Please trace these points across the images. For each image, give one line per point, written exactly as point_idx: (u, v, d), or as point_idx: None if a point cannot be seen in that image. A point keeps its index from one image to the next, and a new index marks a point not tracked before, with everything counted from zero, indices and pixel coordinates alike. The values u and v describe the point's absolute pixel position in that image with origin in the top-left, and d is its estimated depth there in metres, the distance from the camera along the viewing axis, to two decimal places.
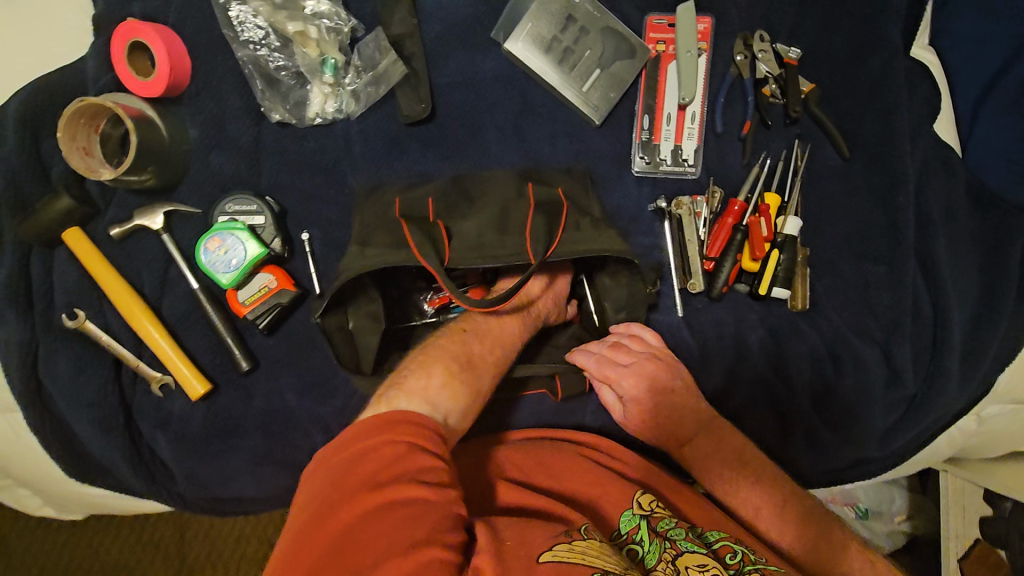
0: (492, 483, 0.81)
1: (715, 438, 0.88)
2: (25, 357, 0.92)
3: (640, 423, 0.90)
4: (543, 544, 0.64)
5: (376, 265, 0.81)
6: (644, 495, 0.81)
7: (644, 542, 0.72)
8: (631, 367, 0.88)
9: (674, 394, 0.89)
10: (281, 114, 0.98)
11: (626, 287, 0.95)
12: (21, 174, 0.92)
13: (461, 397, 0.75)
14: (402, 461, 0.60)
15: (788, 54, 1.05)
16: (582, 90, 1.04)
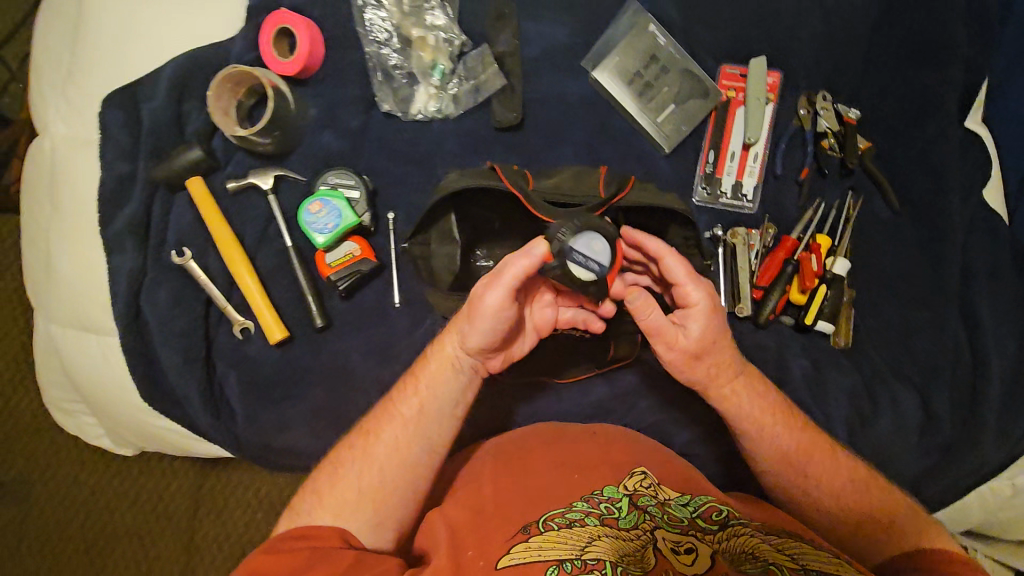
0: (483, 471, 0.94)
1: (745, 369, 0.87)
2: (133, 284, 1.03)
3: (692, 339, 0.82)
4: (503, 549, 0.82)
5: (464, 184, 0.87)
6: (634, 475, 0.90)
7: (623, 515, 0.84)
8: (703, 277, 0.81)
9: (725, 320, 0.85)
10: (390, 105, 1.11)
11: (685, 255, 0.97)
12: (163, 127, 1.07)
13: (325, 494, 0.87)
14: (297, 561, 0.79)
15: (848, 113, 1.15)
16: (656, 120, 1.16)
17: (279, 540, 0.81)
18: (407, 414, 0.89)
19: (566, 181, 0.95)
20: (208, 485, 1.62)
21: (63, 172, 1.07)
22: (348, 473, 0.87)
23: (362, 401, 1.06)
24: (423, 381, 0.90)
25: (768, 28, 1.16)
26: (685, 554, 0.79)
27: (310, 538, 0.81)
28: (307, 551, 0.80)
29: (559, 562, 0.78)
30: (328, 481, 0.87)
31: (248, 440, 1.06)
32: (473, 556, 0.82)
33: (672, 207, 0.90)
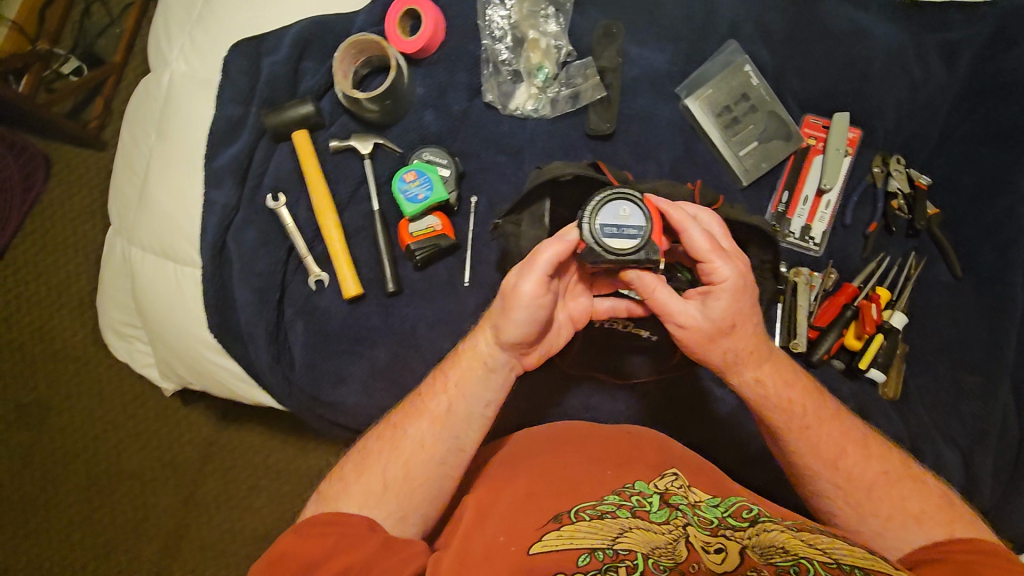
0: (519, 460, 0.94)
1: (771, 354, 0.88)
2: (225, 220, 1.08)
3: (710, 324, 0.84)
4: (535, 536, 0.79)
5: (567, 172, 0.91)
6: (667, 476, 0.88)
7: (654, 510, 0.81)
8: (730, 253, 0.83)
9: (748, 306, 0.85)
10: (492, 97, 1.18)
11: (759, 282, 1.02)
12: (279, 79, 1.12)
13: (365, 478, 0.86)
14: (320, 543, 0.78)
15: (919, 179, 1.20)
16: (738, 154, 1.21)
17: (305, 526, 0.81)
18: (435, 411, 0.88)
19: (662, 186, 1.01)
20: (221, 443, 1.60)
21: (175, 105, 1.12)
22: (376, 462, 0.87)
23: (420, 370, 1.09)
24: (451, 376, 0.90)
25: (858, 85, 1.21)
26: (717, 552, 0.75)
27: (334, 522, 0.81)
28: (328, 534, 0.79)
29: (591, 549, 0.75)
30: (356, 465, 0.88)
31: (301, 388, 1.08)
32: (507, 542, 0.80)
33: (757, 224, 0.94)
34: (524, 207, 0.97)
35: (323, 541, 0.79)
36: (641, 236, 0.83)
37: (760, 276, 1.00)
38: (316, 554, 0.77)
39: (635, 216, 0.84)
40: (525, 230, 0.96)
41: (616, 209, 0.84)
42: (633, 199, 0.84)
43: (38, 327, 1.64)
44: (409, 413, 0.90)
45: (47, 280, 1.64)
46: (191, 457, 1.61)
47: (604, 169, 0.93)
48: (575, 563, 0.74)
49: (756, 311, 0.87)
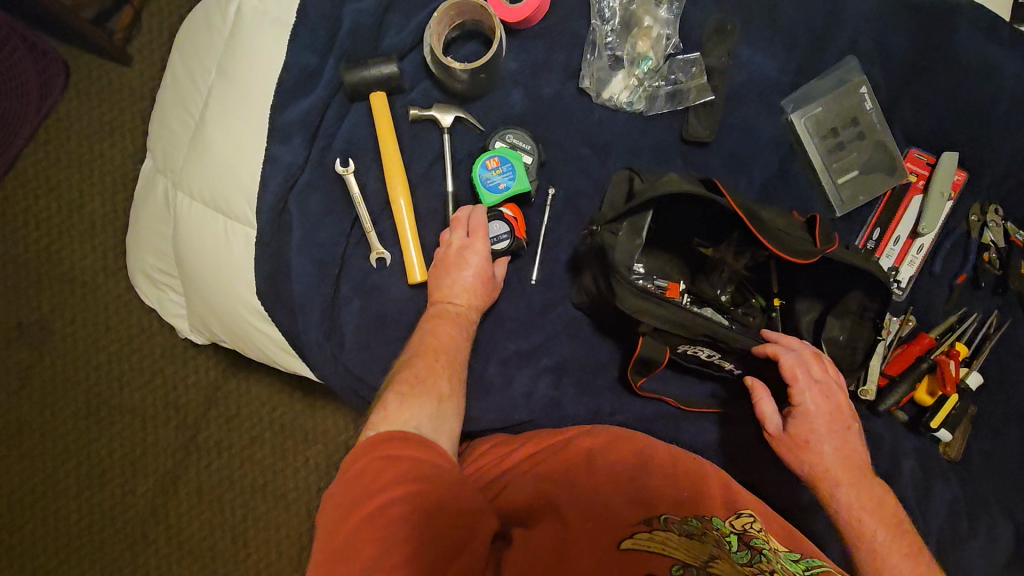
0: (578, 461, 0.82)
1: (863, 479, 0.84)
2: (288, 180, 0.99)
3: (795, 440, 0.86)
4: (626, 531, 0.69)
5: (687, 188, 0.85)
6: (742, 514, 0.77)
7: (734, 547, 0.70)
8: (824, 382, 0.85)
9: (839, 433, 0.85)
10: (588, 82, 1.08)
11: (848, 331, 0.99)
12: (364, 31, 1.01)
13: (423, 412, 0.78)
14: (391, 467, 0.70)
15: (1016, 234, 1.14)
16: (836, 181, 1.13)
17: (374, 442, 0.73)
18: (447, 358, 0.86)
19: (778, 217, 0.98)
20: (227, 389, 1.53)
21: (244, 41, 1.00)
22: (431, 381, 0.82)
23: (472, 367, 1.02)
24: (439, 334, 0.88)
25: (974, 128, 1.14)
26: None
27: (407, 453, 0.72)
28: (401, 454, 0.71)
29: (683, 562, 0.64)
30: (408, 378, 0.82)
31: (347, 368, 1.01)
32: (593, 531, 0.70)
33: (875, 271, 0.91)
34: (626, 216, 0.91)
35: (394, 465, 0.70)
36: (508, 237, 0.98)
37: (857, 321, 0.98)
38: (386, 476, 0.69)
39: (500, 226, 0.98)
40: (622, 236, 0.90)
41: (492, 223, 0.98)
42: (496, 215, 0.98)
43: (46, 246, 1.53)
44: (441, 370, 0.84)
45: (58, 198, 1.52)
46: (195, 401, 1.53)
47: (726, 191, 0.88)
48: (669, 569, 0.63)
49: (848, 442, 0.85)
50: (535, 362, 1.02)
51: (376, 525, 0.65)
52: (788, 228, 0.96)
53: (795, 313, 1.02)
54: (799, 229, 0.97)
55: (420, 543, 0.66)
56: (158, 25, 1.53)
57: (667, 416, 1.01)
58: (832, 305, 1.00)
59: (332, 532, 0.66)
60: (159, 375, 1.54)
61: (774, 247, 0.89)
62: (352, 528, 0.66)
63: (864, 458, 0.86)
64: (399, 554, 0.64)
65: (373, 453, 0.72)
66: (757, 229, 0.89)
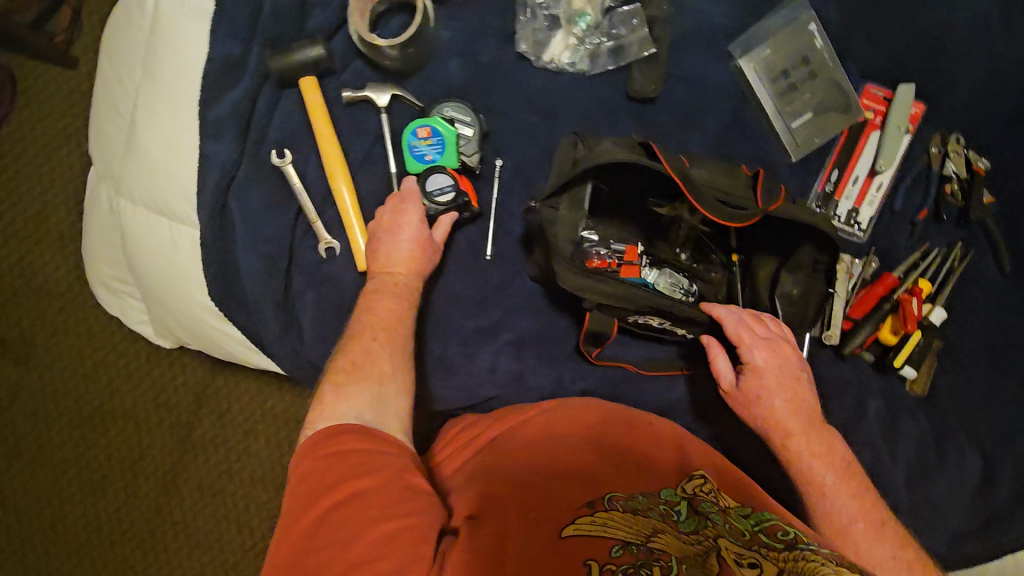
0: (529, 441, 0.83)
1: (815, 427, 0.85)
2: (224, 178, 0.97)
3: (748, 394, 0.87)
4: (568, 516, 0.68)
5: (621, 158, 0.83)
6: (695, 480, 0.78)
7: (682, 515, 0.71)
8: (768, 339, 0.88)
9: (790, 384, 0.86)
10: (526, 46, 1.05)
11: (803, 282, 0.98)
12: (287, 13, 0.98)
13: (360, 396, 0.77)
14: (339, 462, 0.69)
15: (978, 163, 1.11)
16: (790, 126, 1.11)
17: (320, 437, 0.72)
18: (390, 331, 0.85)
19: (721, 173, 0.96)
20: (216, 386, 1.54)
21: (165, 36, 0.97)
22: (371, 360, 0.81)
23: (434, 348, 1.01)
24: (379, 306, 0.87)
25: (929, 57, 1.10)
26: (750, 565, 0.59)
27: (357, 449, 0.70)
28: (348, 447, 0.70)
29: (623, 541, 0.63)
30: (355, 359, 0.81)
31: (309, 360, 1.01)
32: (536, 518, 0.68)
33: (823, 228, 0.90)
34: (565, 188, 0.90)
35: (343, 459, 0.69)
36: (454, 190, 0.97)
37: (811, 274, 0.98)
38: (333, 472, 0.68)
39: (443, 178, 0.97)
40: (562, 213, 0.90)
41: (433, 178, 0.98)
42: (438, 168, 0.97)
43: (12, 261, 1.52)
44: (384, 343, 0.84)
45: (17, 211, 1.50)
46: (183, 402, 1.55)
47: (662, 156, 0.86)
48: (606, 553, 0.62)
49: (801, 393, 0.86)
50: (497, 337, 1.02)
51: (332, 520, 0.64)
52: (731, 187, 0.95)
53: (752, 265, 1.02)
54: (741, 183, 0.96)
55: (373, 535, 0.63)
56: (95, 24, 1.49)
57: (631, 378, 1.01)
58: (784, 258, 1.00)
59: (287, 534, 0.66)
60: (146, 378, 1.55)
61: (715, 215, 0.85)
62: (304, 527, 0.65)
63: (817, 408, 0.86)
64: (355, 547, 0.62)
65: (323, 449, 0.70)
66: (696, 198, 0.85)
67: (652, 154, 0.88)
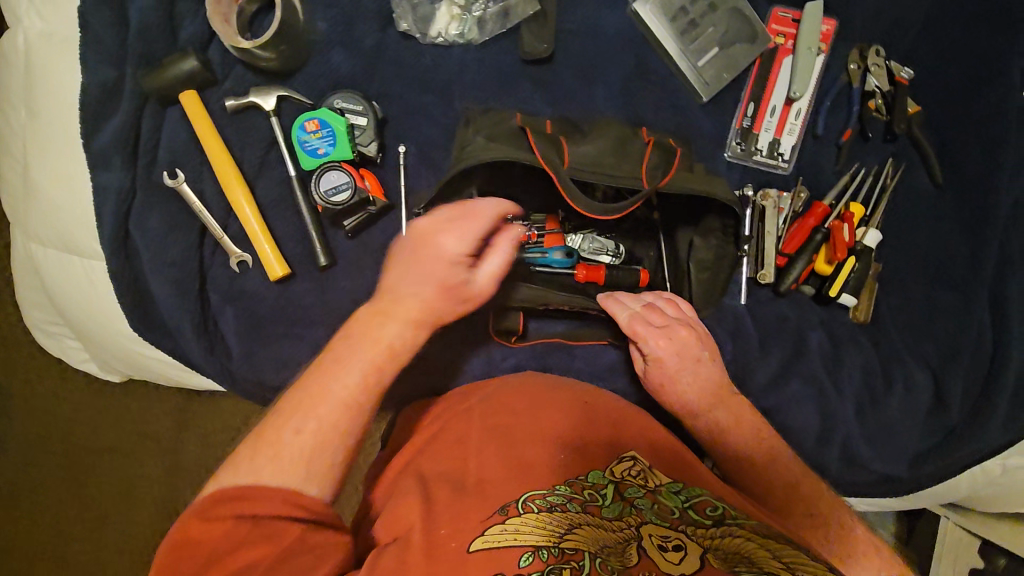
0: (458, 438, 0.81)
1: (728, 397, 0.88)
2: (120, 206, 0.95)
3: (657, 384, 0.89)
4: (479, 529, 0.66)
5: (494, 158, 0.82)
6: (622, 462, 0.77)
7: (606, 501, 0.70)
8: (666, 328, 0.88)
9: (694, 366, 0.88)
10: (408, 24, 1.01)
11: (714, 247, 0.98)
12: (152, 28, 0.95)
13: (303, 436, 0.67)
14: (220, 537, 0.60)
15: (900, 73, 1.07)
16: (697, 65, 1.07)
17: (199, 508, 0.61)
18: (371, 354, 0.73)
19: (606, 152, 0.90)
20: (197, 411, 1.41)
21: (34, 70, 0.94)
22: (330, 387, 0.71)
23: None
24: (381, 336, 0.74)
25: None
26: (674, 550, 0.61)
27: (241, 512, 0.61)
28: (233, 510, 0.62)
29: (535, 547, 0.62)
30: (303, 408, 0.69)
31: (243, 377, 1.00)
32: (444, 535, 0.67)
33: (719, 196, 0.86)
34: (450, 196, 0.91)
35: (226, 527, 0.61)
36: (350, 187, 0.96)
37: (721, 239, 0.97)
38: (219, 543, 0.60)
39: (339, 175, 0.96)
40: None
41: (329, 174, 0.96)
42: (333, 165, 0.96)
43: None
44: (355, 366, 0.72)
45: None
46: (167, 428, 1.42)
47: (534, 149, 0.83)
48: (516, 564, 0.61)
49: (705, 371, 0.88)
50: None
51: None
52: (615, 165, 0.88)
53: (672, 222, 1.01)
54: (630, 158, 0.90)
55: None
56: None
57: (562, 348, 1.02)
58: (694, 225, 1.00)
59: None
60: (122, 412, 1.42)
61: (585, 210, 0.81)
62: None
63: (724, 379, 0.89)
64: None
65: (207, 514, 0.61)
66: (567, 191, 0.81)
67: (528, 143, 0.86)
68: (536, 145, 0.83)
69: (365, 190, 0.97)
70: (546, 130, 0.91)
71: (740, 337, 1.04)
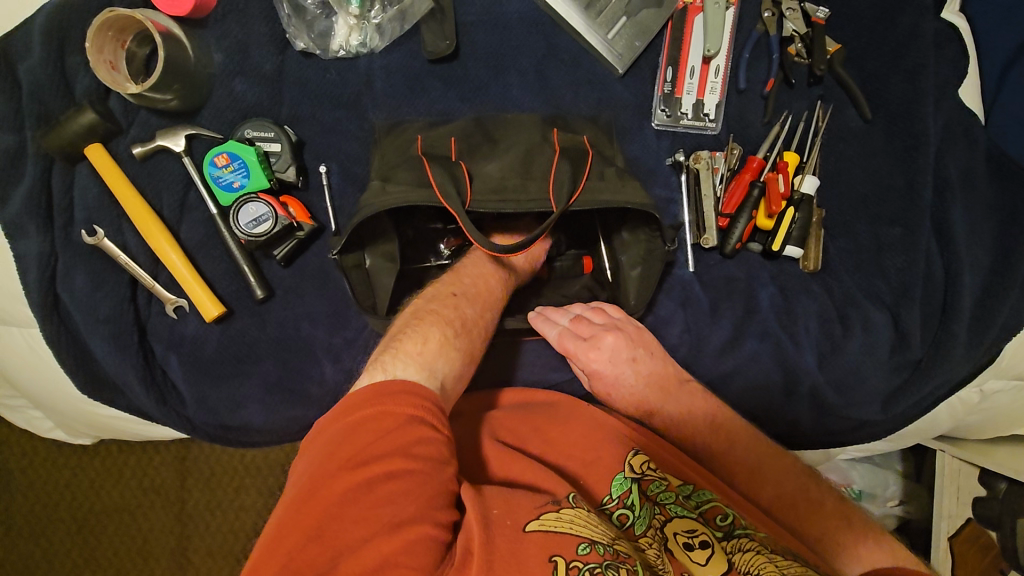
0: (484, 447, 0.82)
1: (681, 388, 0.91)
2: (45, 272, 0.94)
3: (603, 393, 0.93)
4: (531, 515, 0.65)
5: (396, 203, 0.82)
6: (637, 455, 0.82)
7: (634, 507, 0.73)
8: (593, 340, 0.91)
9: (631, 367, 0.91)
10: (305, 42, 0.99)
11: (644, 242, 0.96)
12: (45, 87, 0.93)
13: (456, 362, 0.75)
14: (382, 429, 0.59)
15: (816, 13, 1.03)
16: (607, 37, 1.04)
17: (371, 392, 0.62)
18: (497, 295, 0.88)
19: (512, 172, 0.89)
20: (193, 455, 1.34)
21: None
22: (471, 316, 0.82)
23: (317, 370, 1.00)
24: (495, 280, 0.89)
25: None
26: (701, 548, 0.70)
27: (410, 419, 0.61)
28: (409, 414, 0.61)
29: (591, 540, 0.63)
30: (454, 338, 0.77)
31: (199, 422, 0.99)
32: (499, 515, 0.63)
33: (629, 204, 0.86)
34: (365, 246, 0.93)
35: (399, 428, 0.60)
36: (271, 217, 0.93)
37: (650, 233, 0.95)
38: (388, 440, 0.58)
39: (258, 207, 0.93)
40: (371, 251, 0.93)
41: (248, 205, 0.93)
42: (248, 197, 0.93)
43: None
44: (485, 298, 0.86)
45: None
46: (169, 478, 1.34)
47: (432, 181, 0.83)
48: (573, 550, 0.61)
49: (645, 370, 0.91)
50: (373, 342, 1.00)
51: (353, 507, 0.55)
52: (520, 187, 0.87)
53: (603, 216, 0.99)
54: (535, 176, 0.89)
55: (398, 541, 0.54)
56: None
57: (512, 345, 1.01)
58: (624, 219, 0.97)
59: (290, 517, 0.54)
60: (120, 467, 1.34)
61: (483, 245, 0.78)
62: (336, 494, 0.55)
63: (668, 370, 0.92)
64: (374, 549, 0.53)
65: (370, 402, 0.61)
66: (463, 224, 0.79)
67: (426, 177, 0.85)
68: (433, 173, 0.83)
69: (288, 217, 0.95)
70: (449, 154, 0.90)
71: (690, 306, 1.03)
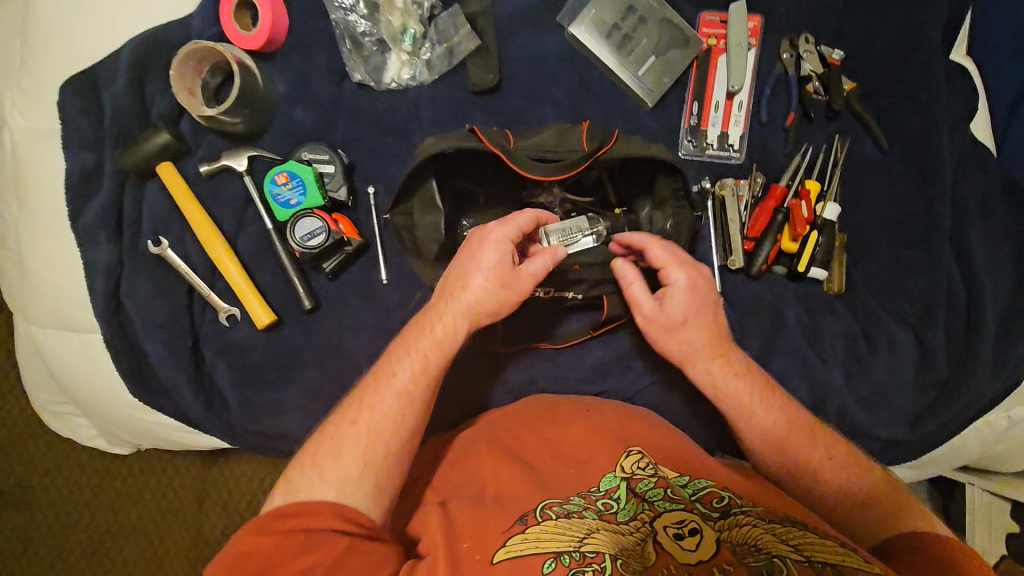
0: (480, 452, 0.84)
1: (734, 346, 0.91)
2: (110, 279, 1.00)
3: (677, 318, 0.88)
4: (500, 541, 0.71)
5: (447, 145, 0.90)
6: (631, 455, 0.80)
7: (620, 501, 0.73)
8: (694, 263, 0.89)
9: (716, 303, 0.89)
10: (361, 74, 1.09)
11: (672, 215, 1.00)
12: (126, 112, 1.02)
13: (326, 473, 0.74)
14: (276, 541, 0.67)
15: (831, 55, 1.11)
16: (637, 74, 1.13)
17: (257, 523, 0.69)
18: (390, 388, 0.80)
19: (548, 138, 0.99)
20: (212, 479, 1.34)
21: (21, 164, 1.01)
22: (344, 427, 0.77)
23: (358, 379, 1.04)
24: (390, 373, 0.81)
25: None
26: (691, 536, 0.68)
27: (297, 519, 0.69)
28: (298, 518, 0.69)
29: (557, 554, 0.67)
30: (327, 459, 0.75)
31: (242, 428, 1.03)
32: (470, 548, 0.71)
33: (656, 154, 0.93)
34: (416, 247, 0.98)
35: (291, 532, 0.68)
36: (324, 231, 1.00)
37: (677, 206, 0.99)
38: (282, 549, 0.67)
39: (312, 222, 1.00)
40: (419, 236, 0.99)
41: (303, 220, 1.00)
42: (305, 213, 1.00)
43: None
44: (376, 390, 0.80)
45: None
46: (186, 501, 1.34)
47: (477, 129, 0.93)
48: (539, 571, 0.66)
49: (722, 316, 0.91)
50: None
51: None
52: (557, 145, 0.98)
53: (629, 189, 1.05)
54: (569, 138, 0.99)
55: None
56: None
57: (545, 356, 1.06)
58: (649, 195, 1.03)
59: None
60: (143, 486, 1.35)
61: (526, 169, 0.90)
62: None
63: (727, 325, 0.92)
64: None
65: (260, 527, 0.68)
66: (516, 162, 0.90)
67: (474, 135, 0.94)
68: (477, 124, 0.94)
69: (339, 232, 1.02)
70: None
71: None
